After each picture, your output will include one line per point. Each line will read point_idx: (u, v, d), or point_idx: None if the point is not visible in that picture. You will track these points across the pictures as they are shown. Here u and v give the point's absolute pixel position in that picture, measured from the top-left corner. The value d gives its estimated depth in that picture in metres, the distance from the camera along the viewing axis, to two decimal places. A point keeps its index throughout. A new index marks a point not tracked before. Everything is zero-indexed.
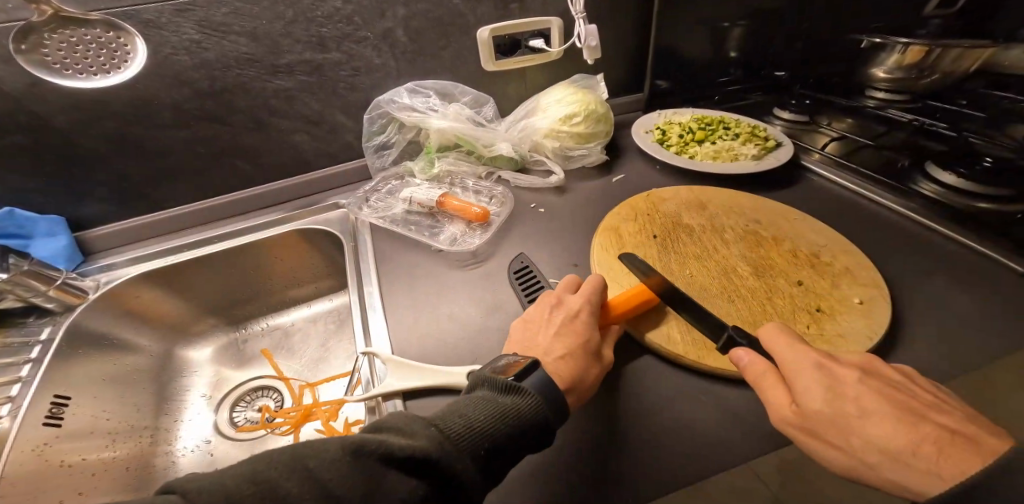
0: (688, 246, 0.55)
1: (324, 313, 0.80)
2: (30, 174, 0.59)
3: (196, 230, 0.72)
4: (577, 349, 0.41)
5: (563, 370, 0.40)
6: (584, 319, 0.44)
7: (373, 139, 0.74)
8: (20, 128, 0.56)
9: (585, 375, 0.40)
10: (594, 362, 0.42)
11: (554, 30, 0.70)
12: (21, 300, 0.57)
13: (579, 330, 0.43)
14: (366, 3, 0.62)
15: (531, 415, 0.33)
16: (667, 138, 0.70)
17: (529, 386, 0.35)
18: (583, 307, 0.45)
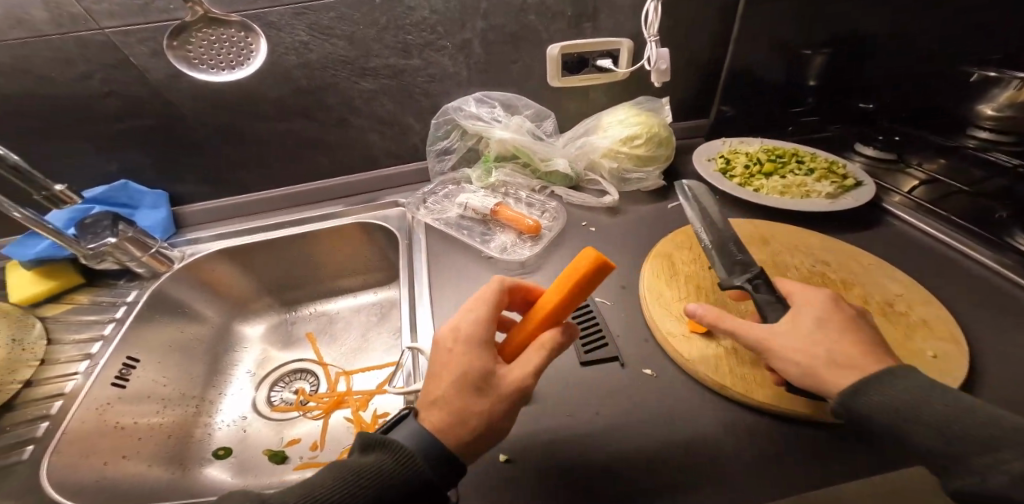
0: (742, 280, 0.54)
1: (369, 304, 0.83)
2: (143, 153, 0.66)
3: (269, 215, 0.78)
4: (456, 385, 0.35)
5: (435, 417, 0.35)
6: (461, 351, 0.37)
7: (437, 143, 0.77)
8: (143, 113, 0.62)
9: (466, 414, 0.34)
10: (477, 395, 0.35)
11: (624, 51, 0.70)
12: (120, 262, 0.64)
13: (452, 362, 0.36)
14: (451, 16, 0.64)
15: (402, 472, 0.32)
16: (731, 168, 0.68)
17: (399, 439, 0.33)
18: (461, 329, 0.38)
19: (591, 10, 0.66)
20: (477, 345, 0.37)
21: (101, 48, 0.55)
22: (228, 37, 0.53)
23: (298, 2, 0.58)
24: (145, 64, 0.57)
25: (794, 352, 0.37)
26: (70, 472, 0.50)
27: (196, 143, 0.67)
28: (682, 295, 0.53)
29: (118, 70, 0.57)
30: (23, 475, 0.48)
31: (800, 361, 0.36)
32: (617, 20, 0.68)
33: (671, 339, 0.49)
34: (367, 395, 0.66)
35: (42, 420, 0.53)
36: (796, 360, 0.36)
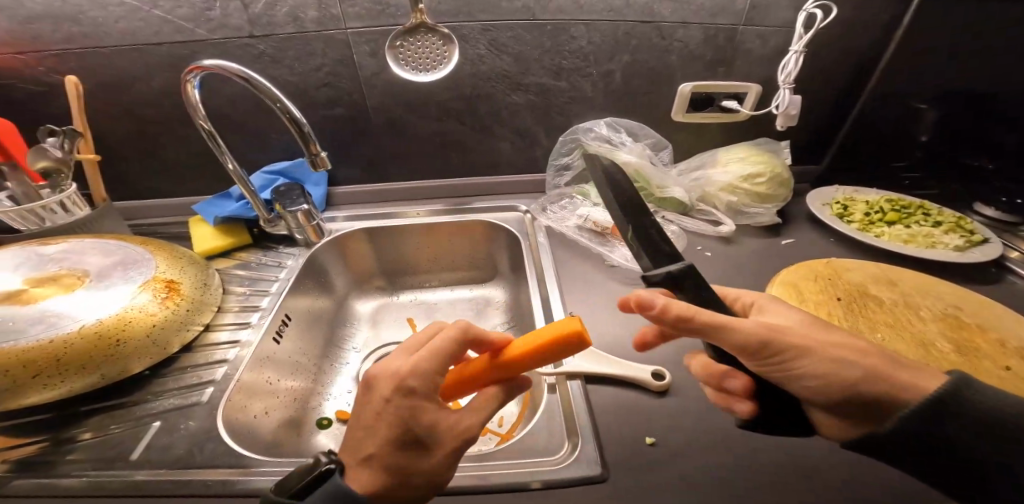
0: (874, 311, 0.57)
1: (465, 300, 0.88)
2: (324, 136, 0.79)
3: (404, 203, 0.88)
4: (390, 441, 0.35)
5: (370, 477, 0.35)
6: (400, 407, 0.36)
7: (559, 159, 0.85)
8: (339, 101, 0.74)
9: (405, 472, 0.35)
10: (421, 450, 0.36)
11: (751, 96, 0.75)
12: (288, 228, 0.75)
13: (409, 415, 0.36)
14: (604, 48, 0.71)
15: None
16: (850, 214, 0.72)
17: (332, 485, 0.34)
18: (411, 386, 0.37)
19: (731, 55, 0.71)
20: (429, 398, 0.37)
21: (339, 44, 0.67)
22: (432, 45, 0.65)
23: (487, 21, 0.68)
24: (361, 61, 0.69)
25: (825, 348, 0.36)
26: (236, 419, 0.54)
27: (373, 130, 0.79)
28: (817, 318, 0.57)
29: (341, 67, 0.70)
30: (201, 415, 0.53)
31: (882, 376, 0.36)
32: (753, 66, 0.73)
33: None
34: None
35: (220, 363, 0.59)
36: (859, 364, 0.36)
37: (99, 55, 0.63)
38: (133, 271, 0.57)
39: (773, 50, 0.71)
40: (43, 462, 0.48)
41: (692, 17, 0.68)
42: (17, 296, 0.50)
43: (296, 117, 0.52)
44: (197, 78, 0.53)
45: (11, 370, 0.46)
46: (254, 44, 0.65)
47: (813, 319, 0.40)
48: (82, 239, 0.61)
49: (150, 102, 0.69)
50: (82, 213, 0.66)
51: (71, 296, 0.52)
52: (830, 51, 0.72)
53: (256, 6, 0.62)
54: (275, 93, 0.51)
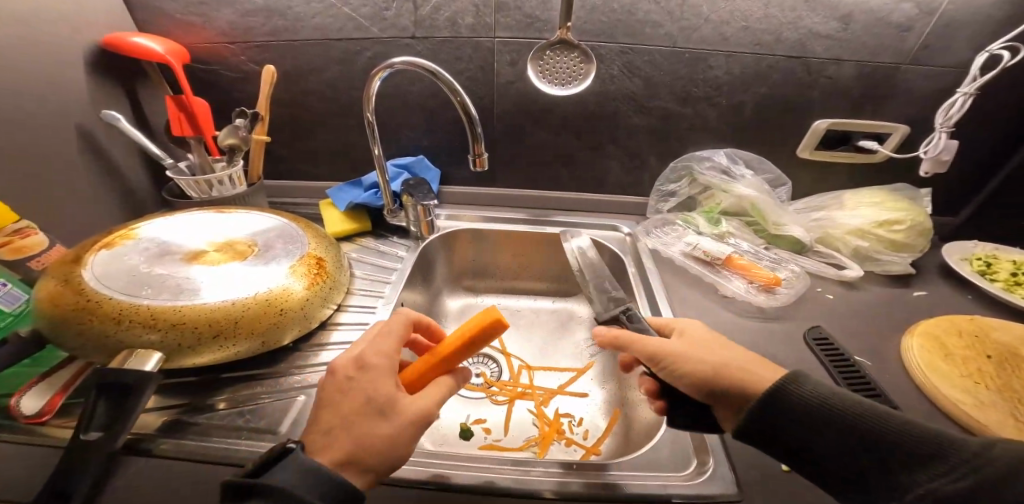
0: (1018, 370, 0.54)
1: (549, 311, 0.90)
2: (449, 137, 0.84)
3: (505, 211, 0.90)
4: (362, 409, 0.40)
5: (332, 450, 0.38)
6: (370, 376, 0.43)
7: (666, 185, 0.85)
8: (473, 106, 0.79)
9: (368, 439, 0.39)
10: (381, 418, 0.40)
11: (896, 138, 0.73)
12: (406, 220, 0.81)
13: (369, 387, 0.42)
14: (739, 78, 0.72)
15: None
16: (993, 272, 0.69)
17: (275, 480, 0.34)
18: (370, 361, 0.44)
19: (879, 94, 0.70)
20: (387, 372, 0.43)
21: (486, 52, 0.73)
22: (570, 62, 0.68)
23: (627, 43, 0.71)
24: (501, 70, 0.75)
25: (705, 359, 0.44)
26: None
27: (494, 136, 0.83)
28: (966, 374, 0.54)
29: (482, 74, 0.75)
30: None
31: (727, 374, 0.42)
32: (901, 108, 0.71)
33: (963, 406, 0.50)
34: (549, 393, 0.75)
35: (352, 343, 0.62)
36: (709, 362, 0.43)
37: (289, 47, 0.72)
38: (293, 247, 0.62)
39: (924, 92, 0.70)
40: (189, 424, 0.51)
41: (847, 55, 0.68)
42: (198, 256, 0.57)
43: (470, 111, 0.59)
44: (387, 72, 0.60)
45: (200, 327, 0.50)
46: (414, 45, 0.73)
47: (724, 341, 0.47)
48: (255, 213, 0.68)
49: (313, 91, 0.77)
50: (240, 188, 0.73)
51: (244, 266, 0.57)
52: (985, 98, 0.70)
53: (424, 9, 0.69)
54: (456, 87, 0.58)
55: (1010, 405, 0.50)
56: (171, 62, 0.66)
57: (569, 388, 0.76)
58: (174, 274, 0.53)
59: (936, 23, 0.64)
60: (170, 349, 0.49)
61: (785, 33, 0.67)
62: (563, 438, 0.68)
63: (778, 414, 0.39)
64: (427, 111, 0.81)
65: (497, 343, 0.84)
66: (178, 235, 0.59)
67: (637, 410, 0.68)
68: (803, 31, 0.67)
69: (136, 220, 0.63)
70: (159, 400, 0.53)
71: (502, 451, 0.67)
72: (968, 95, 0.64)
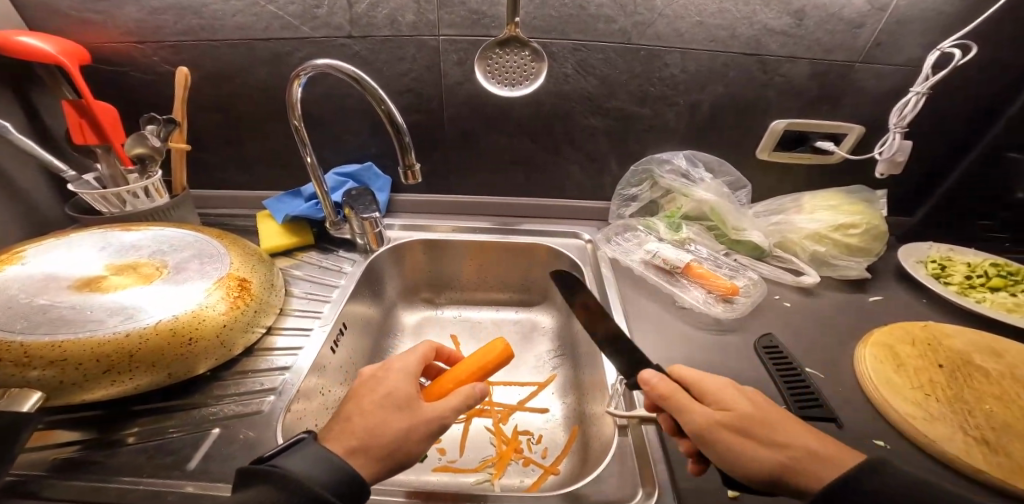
0: (969, 377, 0.54)
1: (511, 322, 0.86)
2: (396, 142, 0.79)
3: (461, 218, 0.86)
4: (381, 402, 0.42)
5: (346, 438, 0.39)
6: (393, 376, 0.45)
7: (627, 189, 0.82)
8: (420, 108, 0.74)
9: (380, 428, 0.40)
10: (396, 412, 0.41)
11: (852, 138, 0.71)
12: (351, 232, 0.75)
13: (387, 383, 0.44)
14: (696, 78, 0.69)
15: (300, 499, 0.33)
16: (947, 275, 0.68)
17: (292, 466, 0.35)
18: (393, 364, 0.47)
19: (837, 94, 0.68)
20: (405, 373, 0.45)
21: (431, 50, 0.68)
22: (520, 60, 0.64)
23: (579, 41, 0.67)
24: (447, 70, 0.70)
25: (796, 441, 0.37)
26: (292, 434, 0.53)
27: (444, 140, 0.78)
28: (917, 385, 0.53)
29: (427, 75, 0.70)
30: (261, 426, 0.51)
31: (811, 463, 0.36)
32: (858, 107, 0.70)
33: (913, 420, 0.49)
34: (507, 410, 0.71)
35: (282, 370, 0.57)
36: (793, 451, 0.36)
37: (210, 46, 0.66)
38: (210, 267, 0.57)
39: (881, 91, 0.68)
40: (85, 467, 0.45)
41: (803, 53, 0.65)
42: (94, 282, 0.51)
43: (398, 121, 0.55)
44: (306, 76, 0.56)
45: (85, 363, 0.44)
46: (350, 44, 0.67)
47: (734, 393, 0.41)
48: (171, 228, 0.62)
49: (244, 94, 0.71)
50: (161, 200, 0.68)
51: (149, 289, 0.51)
52: (941, 97, 0.69)
53: (360, 6, 0.64)
54: (380, 95, 0.53)
55: (958, 415, 0.49)
56: (65, 63, 0.60)
57: (529, 404, 0.73)
58: (59, 304, 0.47)
59: (887, 20, 0.62)
60: (53, 386, 0.44)
61: (740, 30, 0.64)
62: (521, 458, 0.64)
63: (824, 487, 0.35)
64: (369, 115, 0.75)
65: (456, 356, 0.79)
66: (75, 257, 0.53)
67: (593, 423, 0.64)
68: (757, 27, 0.64)
69: (29, 241, 0.57)
70: (53, 438, 0.48)
71: (457, 474, 0.62)
72: (921, 95, 0.63)
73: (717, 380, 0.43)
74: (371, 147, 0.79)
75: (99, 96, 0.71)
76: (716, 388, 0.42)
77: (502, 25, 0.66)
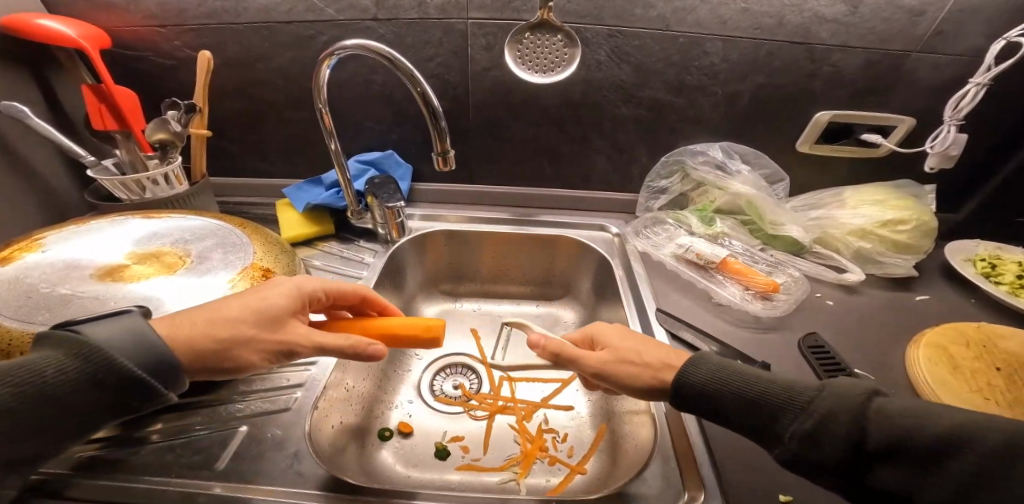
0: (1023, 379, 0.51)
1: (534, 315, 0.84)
2: (419, 131, 0.76)
3: (483, 209, 0.84)
4: (247, 307, 0.38)
5: (178, 322, 0.36)
6: (282, 290, 0.41)
7: (657, 181, 0.79)
8: (445, 95, 0.71)
9: (222, 330, 0.36)
10: (256, 322, 0.38)
11: (901, 130, 0.68)
12: (373, 221, 0.73)
13: (270, 291, 0.40)
14: (737, 67, 0.66)
15: (94, 373, 0.31)
16: (998, 274, 0.65)
17: (96, 333, 0.32)
18: (296, 277, 0.43)
19: (887, 85, 0.65)
20: (297, 292, 0.42)
21: (459, 35, 0.65)
22: (552, 44, 0.60)
23: (615, 26, 0.64)
24: (475, 56, 0.67)
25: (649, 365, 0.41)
26: (318, 431, 0.51)
27: (469, 130, 0.75)
28: (975, 388, 0.50)
29: (454, 61, 0.67)
30: (288, 424, 0.49)
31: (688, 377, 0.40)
32: (909, 99, 0.66)
33: None
34: (531, 406, 0.68)
35: (307, 365, 0.56)
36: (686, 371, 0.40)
37: (232, 30, 0.64)
38: (233, 256, 0.54)
39: (935, 83, 0.64)
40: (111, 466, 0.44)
41: (853, 41, 0.62)
42: (117, 271, 0.49)
43: (434, 107, 0.53)
44: (335, 58, 0.53)
45: None
46: (376, 28, 0.64)
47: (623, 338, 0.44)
48: (192, 217, 0.60)
49: (264, 80, 0.68)
50: (181, 188, 0.66)
51: (172, 279, 0.49)
52: (999, 92, 0.65)
53: None
54: (417, 76, 0.51)
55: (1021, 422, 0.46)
56: (86, 47, 0.58)
57: (553, 401, 0.70)
58: (82, 294, 0.45)
59: (949, 7, 0.58)
60: None
61: (789, 17, 0.61)
62: (547, 456, 0.61)
63: (678, 398, 0.39)
64: (393, 103, 0.73)
65: (477, 352, 0.77)
66: (98, 245, 0.52)
67: (622, 423, 0.62)
68: (808, 14, 0.60)
69: (49, 227, 0.55)
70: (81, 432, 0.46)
71: (481, 473, 0.60)
72: (981, 85, 0.59)
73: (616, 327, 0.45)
74: (394, 136, 0.76)
75: (117, 81, 0.69)
76: (632, 335, 0.44)
77: (534, 9, 0.62)
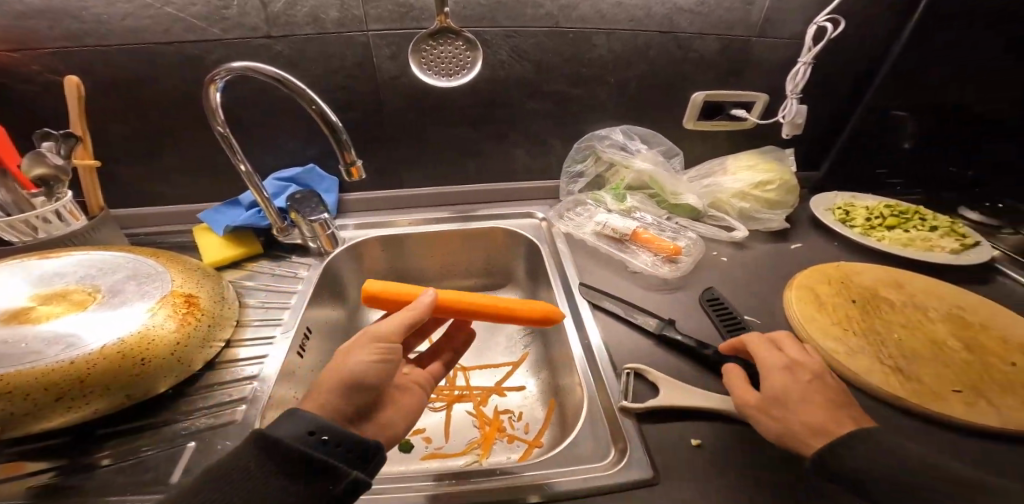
0: (976, 366, 0.53)
1: None
2: None
3: (413, 212, 0.86)
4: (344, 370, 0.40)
5: (321, 396, 0.38)
6: (369, 343, 0.42)
7: (573, 166, 0.85)
8: (354, 105, 0.72)
9: (345, 392, 0.39)
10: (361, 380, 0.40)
11: (759, 104, 0.79)
12: (300, 236, 0.72)
13: (358, 350, 0.42)
14: (624, 56, 0.73)
15: (299, 463, 0.32)
16: (851, 219, 0.78)
17: (290, 433, 0.33)
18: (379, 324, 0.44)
19: (747, 66, 0.75)
20: (377, 339, 0.43)
21: (358, 47, 0.66)
22: (454, 50, 0.63)
23: (510, 27, 0.68)
24: (379, 65, 0.68)
25: (807, 408, 0.40)
26: None
27: (385, 136, 0.77)
28: (835, 320, 0.59)
29: (358, 71, 0.69)
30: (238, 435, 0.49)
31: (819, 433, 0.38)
32: (766, 75, 0.77)
33: (838, 355, 0.54)
34: (486, 391, 0.73)
35: (249, 380, 0.54)
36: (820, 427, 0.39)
37: (112, 52, 0.61)
38: (149, 286, 0.52)
39: (782, 61, 0.75)
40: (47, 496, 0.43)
41: (711, 29, 0.71)
42: (21, 314, 0.47)
43: (331, 120, 0.54)
44: (222, 82, 0.54)
45: (33, 392, 0.41)
46: (271, 45, 0.64)
47: (825, 389, 0.42)
48: (96, 251, 0.58)
49: (159, 101, 0.66)
50: (78, 224, 0.63)
51: (85, 314, 0.47)
52: (834, 67, 0.77)
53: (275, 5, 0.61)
54: (309, 95, 0.53)
55: (873, 345, 0.56)
56: None
57: (506, 383, 0.76)
58: None
59: None
60: (3, 421, 0.41)
61: (656, 9, 0.68)
62: (506, 435, 0.66)
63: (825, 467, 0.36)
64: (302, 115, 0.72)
65: None
66: None
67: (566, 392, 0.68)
68: (669, 6, 0.68)
69: None
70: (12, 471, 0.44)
71: (446, 459, 0.64)
72: (807, 64, 0.70)
73: (789, 370, 0.44)
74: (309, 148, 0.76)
75: None
76: (793, 384, 0.42)
77: (432, 17, 0.65)
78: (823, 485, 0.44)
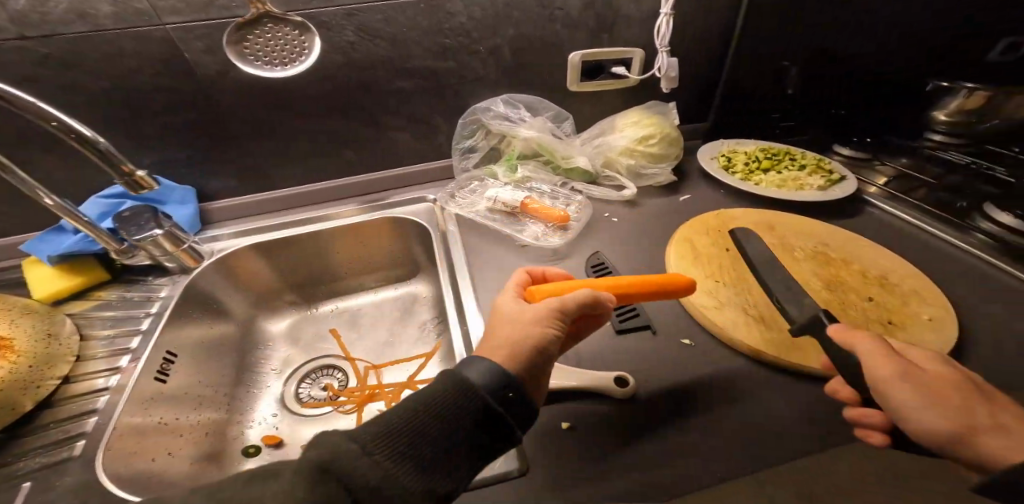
0: (841, 315, 0.53)
1: (390, 300, 0.83)
2: (186, 146, 0.69)
3: (296, 211, 0.80)
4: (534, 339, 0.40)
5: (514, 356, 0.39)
6: (554, 315, 0.42)
7: (462, 142, 0.81)
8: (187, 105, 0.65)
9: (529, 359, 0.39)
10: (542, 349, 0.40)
11: (636, 60, 0.77)
12: (149, 256, 0.65)
13: (534, 315, 0.42)
14: (486, 22, 0.69)
15: (519, 410, 0.35)
16: (733, 165, 0.78)
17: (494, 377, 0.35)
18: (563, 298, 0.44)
19: (615, 21, 0.73)
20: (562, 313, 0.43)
21: (157, 42, 0.58)
22: (285, 34, 0.58)
23: (349, 5, 0.62)
24: (196, 59, 0.61)
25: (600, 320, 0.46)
26: (122, 467, 0.48)
27: (239, 135, 0.71)
28: (708, 273, 0.60)
29: (178, 68, 0.61)
30: (79, 468, 0.46)
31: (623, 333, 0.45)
32: (636, 29, 0.74)
33: (706, 310, 0.55)
34: (398, 388, 0.68)
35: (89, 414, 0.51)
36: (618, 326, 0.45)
37: None
38: None
39: (650, 14, 0.73)
40: None
41: None
42: None
43: (84, 134, 0.46)
44: None
45: None
46: (33, 47, 0.55)
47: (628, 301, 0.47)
48: None
49: None
50: None
51: None
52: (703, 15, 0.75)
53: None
54: (40, 109, 0.43)
55: (740, 295, 0.57)
56: None
57: (421, 376, 0.70)
58: None
59: None
60: None
61: None
62: None
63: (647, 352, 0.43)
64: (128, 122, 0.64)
65: (341, 349, 0.75)
66: None
67: None
68: None
69: None
70: None
71: None
72: (668, 15, 0.68)
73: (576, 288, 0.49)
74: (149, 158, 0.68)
75: None
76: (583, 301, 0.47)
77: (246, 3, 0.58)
78: (686, 435, 0.45)
